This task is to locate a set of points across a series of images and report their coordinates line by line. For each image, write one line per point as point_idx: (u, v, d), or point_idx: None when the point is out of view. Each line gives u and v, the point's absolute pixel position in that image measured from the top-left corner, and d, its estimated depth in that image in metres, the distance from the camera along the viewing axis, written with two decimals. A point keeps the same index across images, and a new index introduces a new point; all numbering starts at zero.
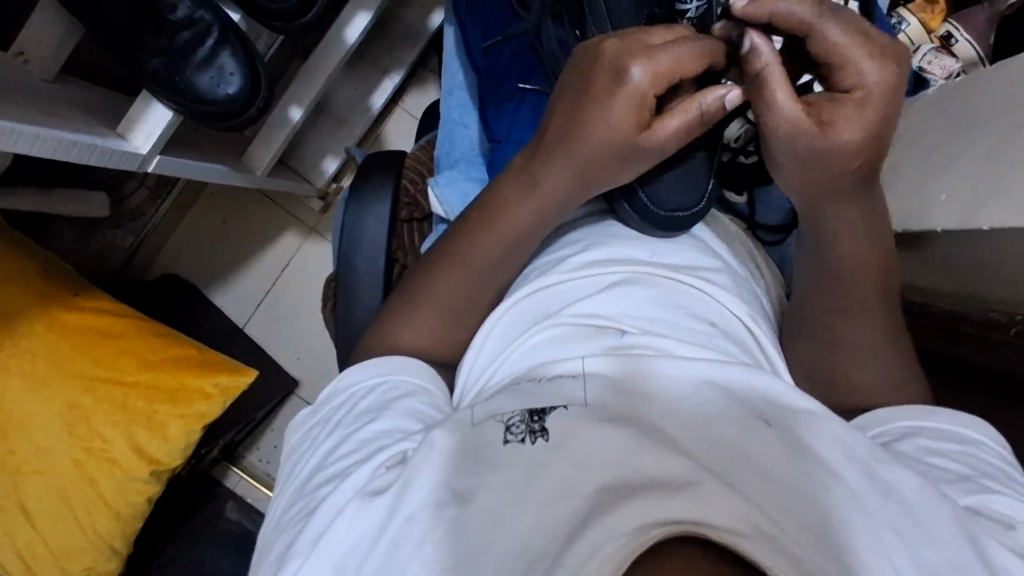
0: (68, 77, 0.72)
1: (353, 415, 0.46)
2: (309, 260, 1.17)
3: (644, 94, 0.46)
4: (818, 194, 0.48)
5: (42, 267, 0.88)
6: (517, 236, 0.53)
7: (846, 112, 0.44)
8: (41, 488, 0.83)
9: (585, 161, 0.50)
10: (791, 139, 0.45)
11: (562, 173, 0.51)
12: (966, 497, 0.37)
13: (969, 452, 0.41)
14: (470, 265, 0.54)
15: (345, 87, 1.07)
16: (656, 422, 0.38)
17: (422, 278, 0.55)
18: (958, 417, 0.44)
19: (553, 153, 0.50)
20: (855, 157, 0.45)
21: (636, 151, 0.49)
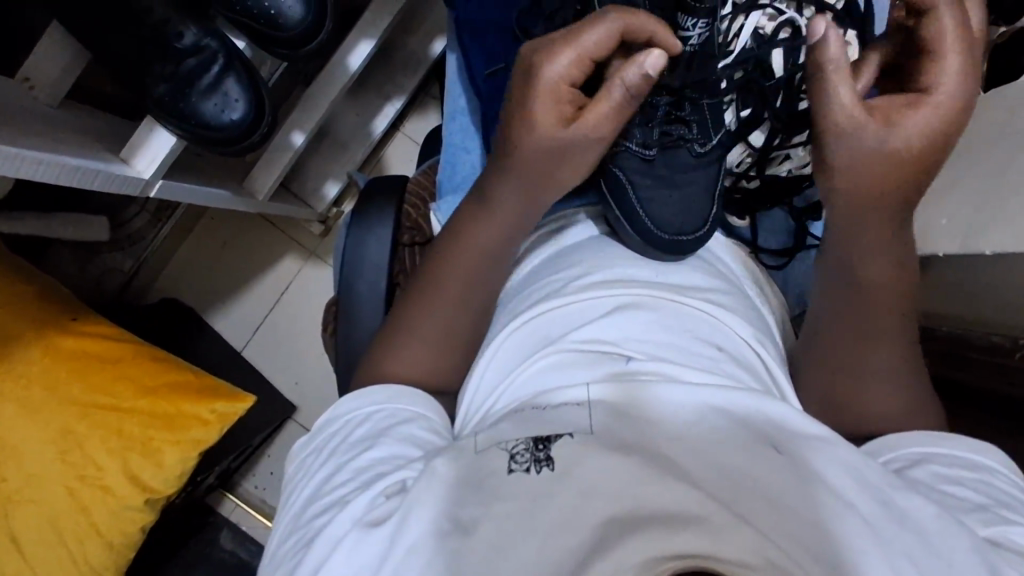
0: (72, 102, 0.72)
1: (348, 443, 0.45)
2: (309, 284, 1.17)
3: (561, 97, 0.50)
4: (867, 208, 0.50)
5: (39, 292, 0.87)
6: (499, 251, 0.54)
7: (916, 113, 0.48)
8: (32, 516, 0.81)
9: (525, 169, 0.52)
10: (847, 136, 0.49)
11: (512, 188, 0.53)
12: (986, 528, 0.36)
13: (983, 479, 0.40)
14: (461, 292, 0.53)
15: (348, 113, 1.07)
16: (663, 450, 0.38)
17: (415, 301, 0.54)
18: (972, 442, 0.43)
19: (504, 172, 0.53)
20: (918, 156, 0.49)
21: (570, 148, 0.51)
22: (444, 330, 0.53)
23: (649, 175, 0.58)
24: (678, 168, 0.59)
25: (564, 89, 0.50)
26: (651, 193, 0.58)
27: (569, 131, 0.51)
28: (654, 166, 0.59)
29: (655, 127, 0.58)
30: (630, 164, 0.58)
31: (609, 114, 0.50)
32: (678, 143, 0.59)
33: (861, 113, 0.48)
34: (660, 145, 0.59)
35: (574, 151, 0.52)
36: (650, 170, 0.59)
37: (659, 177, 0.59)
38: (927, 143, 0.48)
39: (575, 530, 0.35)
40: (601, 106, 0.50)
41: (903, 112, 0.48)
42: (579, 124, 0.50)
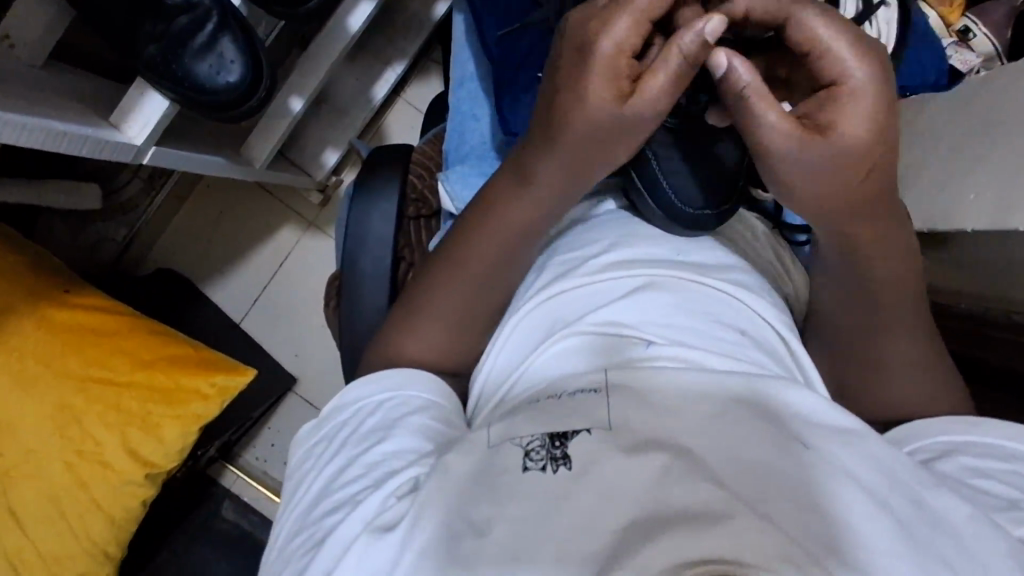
0: (58, 64, 0.68)
1: (358, 436, 0.44)
2: (308, 256, 1.14)
3: (612, 65, 0.43)
4: (847, 219, 0.46)
5: (31, 263, 0.84)
6: (520, 228, 0.51)
7: (844, 110, 0.42)
8: (32, 492, 0.80)
9: (572, 153, 0.47)
10: (782, 152, 0.43)
11: (552, 168, 0.49)
12: (1019, 529, 0.35)
13: (1019, 471, 0.39)
14: (476, 276, 0.51)
15: (347, 78, 1.03)
16: (688, 444, 0.36)
17: (430, 285, 0.52)
18: (1010, 429, 0.42)
19: (542, 149, 0.48)
20: (852, 164, 0.43)
21: (627, 126, 0.46)
22: (459, 316, 0.51)
23: (673, 145, 0.56)
24: (704, 138, 0.57)
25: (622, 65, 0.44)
26: (677, 164, 0.56)
27: (627, 111, 0.45)
28: (679, 135, 0.56)
29: (681, 93, 0.55)
30: (654, 134, 0.56)
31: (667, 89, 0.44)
32: (706, 111, 0.56)
33: (831, 93, 0.43)
34: (686, 113, 0.56)
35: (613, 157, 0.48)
36: (675, 139, 0.56)
37: (685, 147, 0.56)
38: (863, 145, 0.42)
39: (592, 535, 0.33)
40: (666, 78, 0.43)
41: (828, 115, 0.43)
42: (641, 101, 0.44)
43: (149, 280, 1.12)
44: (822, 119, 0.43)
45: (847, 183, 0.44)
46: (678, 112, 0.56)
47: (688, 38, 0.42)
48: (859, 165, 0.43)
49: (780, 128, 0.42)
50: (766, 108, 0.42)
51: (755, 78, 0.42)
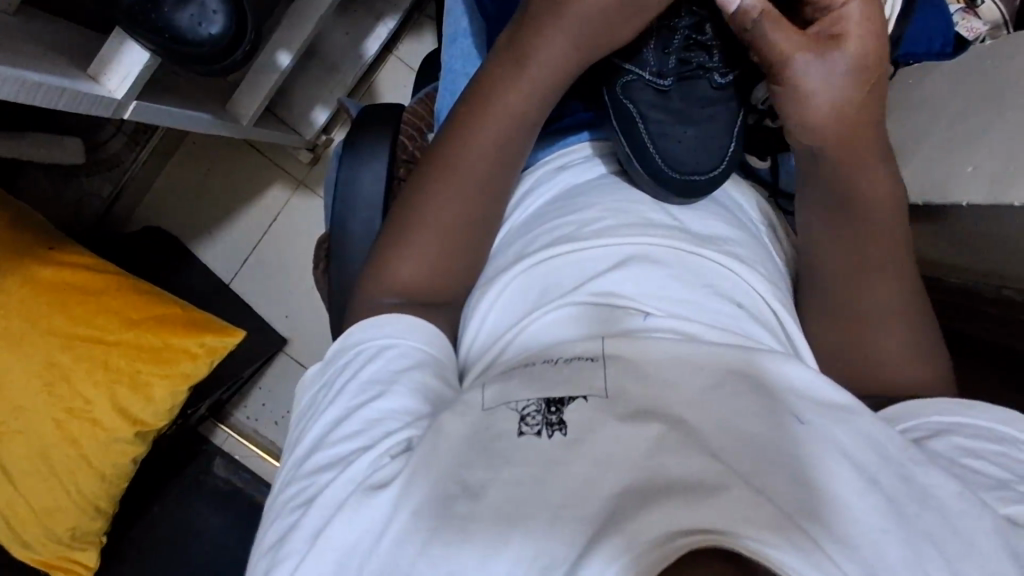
0: (33, 11, 0.65)
1: (357, 383, 0.43)
2: (298, 216, 1.13)
3: None
4: (850, 133, 0.50)
5: (13, 218, 0.82)
6: (516, 117, 0.52)
7: (846, 30, 0.50)
8: (21, 446, 0.81)
9: (580, 23, 0.51)
10: (813, 71, 0.50)
11: (557, 40, 0.51)
12: (1006, 506, 0.36)
13: (1008, 453, 0.40)
14: (453, 222, 0.51)
15: (337, 31, 1.00)
16: (681, 414, 0.36)
17: (418, 194, 0.51)
18: (999, 414, 0.43)
19: (547, 25, 0.51)
20: (862, 79, 0.50)
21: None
22: (431, 269, 0.50)
23: (662, 107, 0.55)
24: (695, 101, 0.56)
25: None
26: (666, 128, 0.54)
27: None
28: (670, 98, 0.56)
29: (672, 54, 0.55)
30: (643, 95, 0.55)
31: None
32: (696, 74, 0.56)
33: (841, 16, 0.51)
34: (676, 76, 0.56)
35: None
36: (665, 102, 0.55)
37: (674, 110, 0.55)
38: (870, 61, 0.50)
39: (582, 507, 0.33)
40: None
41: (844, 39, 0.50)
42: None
43: (134, 237, 1.10)
44: (829, 34, 0.51)
45: (858, 92, 0.50)
46: (668, 75, 0.56)
47: None
48: (867, 66, 0.50)
49: (796, 47, 0.50)
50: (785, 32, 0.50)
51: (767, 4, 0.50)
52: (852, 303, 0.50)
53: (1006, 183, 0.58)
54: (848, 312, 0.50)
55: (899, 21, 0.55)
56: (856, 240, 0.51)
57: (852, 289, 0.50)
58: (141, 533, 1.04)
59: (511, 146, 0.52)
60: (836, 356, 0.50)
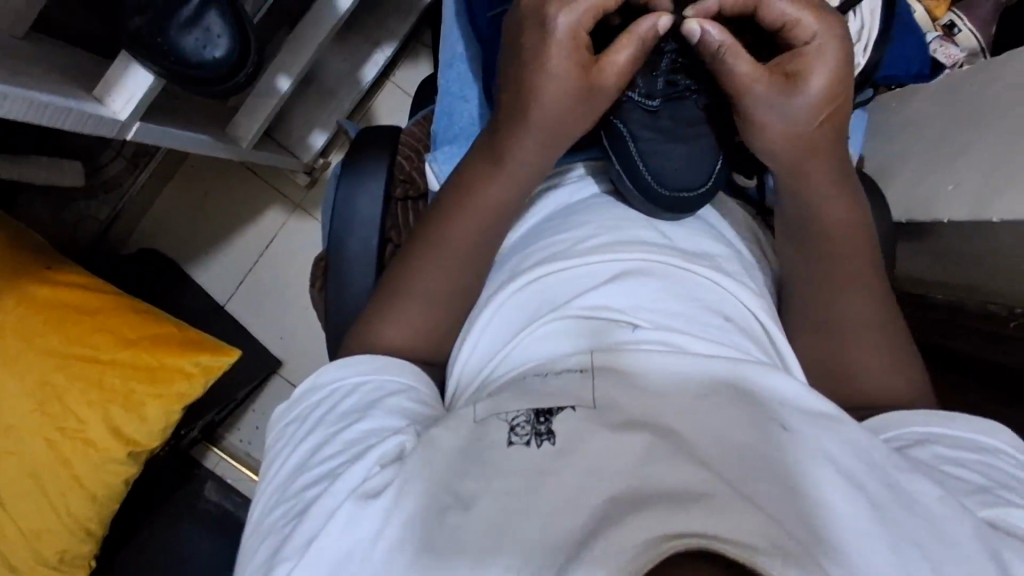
0: (41, 35, 0.67)
1: (334, 414, 0.44)
2: (295, 238, 1.14)
3: (569, 39, 0.50)
4: (800, 156, 0.52)
5: (13, 240, 0.83)
6: (496, 206, 0.54)
7: (810, 64, 0.50)
8: (11, 467, 0.80)
9: (546, 124, 0.52)
10: (766, 98, 0.50)
11: (529, 142, 0.53)
12: (987, 510, 0.37)
13: (988, 462, 0.41)
14: (448, 254, 0.53)
15: (336, 58, 1.02)
16: (667, 424, 0.37)
17: (397, 274, 0.53)
18: (977, 423, 0.44)
19: (515, 123, 0.53)
20: (818, 112, 0.50)
21: (594, 90, 0.52)
22: (412, 339, 0.52)
23: (652, 128, 0.56)
24: (682, 120, 0.57)
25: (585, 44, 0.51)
26: (656, 147, 0.56)
27: (595, 80, 0.51)
28: (659, 118, 0.57)
29: (659, 77, 0.57)
30: (632, 116, 0.57)
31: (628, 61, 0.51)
32: (685, 94, 0.57)
33: (807, 50, 0.50)
34: (665, 97, 0.57)
35: (601, 88, 0.52)
36: (655, 123, 0.57)
37: (663, 129, 0.56)
38: (830, 93, 0.50)
39: (573, 511, 0.33)
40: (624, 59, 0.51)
41: (806, 70, 0.50)
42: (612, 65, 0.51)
43: (132, 259, 1.11)
44: (791, 68, 0.51)
45: (811, 126, 0.51)
46: (656, 96, 0.57)
47: (645, 27, 0.50)
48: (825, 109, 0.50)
49: (753, 80, 0.50)
50: (741, 64, 0.50)
51: (728, 39, 0.49)
52: (837, 315, 0.52)
53: (986, 199, 0.60)
54: (831, 322, 0.51)
55: (876, 48, 0.56)
56: (835, 259, 0.52)
57: (834, 303, 0.52)
58: (130, 558, 1.03)
59: (494, 232, 0.54)
60: (824, 360, 0.51)
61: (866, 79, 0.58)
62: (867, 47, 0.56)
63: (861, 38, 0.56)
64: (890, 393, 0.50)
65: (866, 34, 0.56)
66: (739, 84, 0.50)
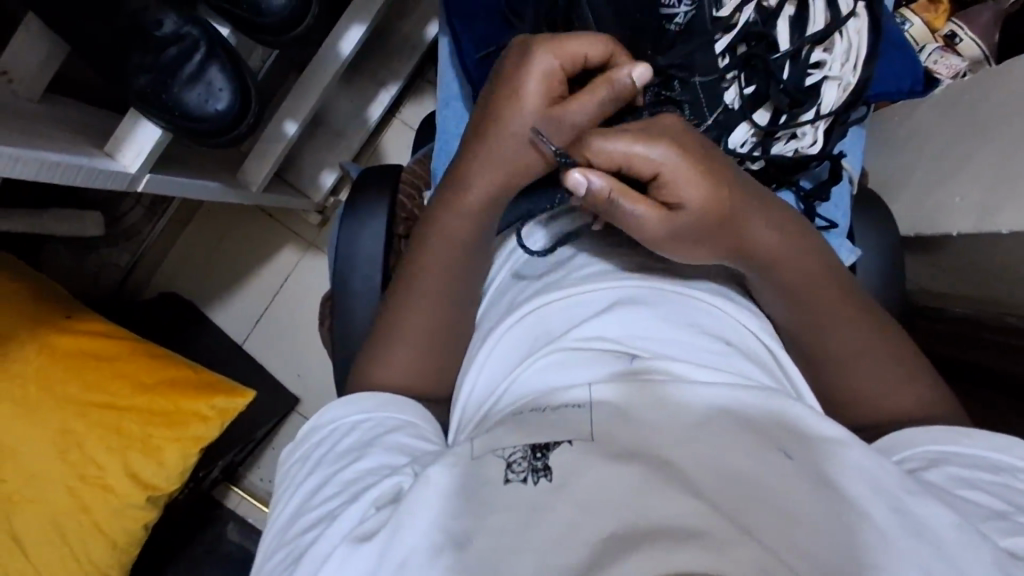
0: (56, 96, 0.70)
1: (335, 454, 0.45)
2: (307, 276, 1.16)
3: (547, 70, 0.46)
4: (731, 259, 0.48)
5: (35, 292, 0.86)
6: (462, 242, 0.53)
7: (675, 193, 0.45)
8: (34, 515, 0.81)
9: (504, 158, 0.49)
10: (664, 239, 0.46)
11: (489, 174, 0.50)
12: (1004, 539, 0.35)
13: (1006, 484, 0.39)
14: (441, 287, 0.53)
15: (342, 100, 1.05)
16: (669, 456, 0.37)
17: (395, 306, 0.54)
18: (994, 441, 0.42)
19: (478, 157, 0.50)
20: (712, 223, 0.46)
21: (554, 128, 0.46)
22: (413, 372, 0.53)
23: None
24: None
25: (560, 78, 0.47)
26: None
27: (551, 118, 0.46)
28: None
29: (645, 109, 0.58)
30: None
31: (593, 109, 0.46)
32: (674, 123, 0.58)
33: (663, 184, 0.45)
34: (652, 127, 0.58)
35: (561, 129, 0.46)
36: None
37: None
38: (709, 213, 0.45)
39: (572, 548, 0.33)
40: (541, 87, 0.46)
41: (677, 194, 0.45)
42: (574, 105, 0.45)
43: (151, 303, 1.14)
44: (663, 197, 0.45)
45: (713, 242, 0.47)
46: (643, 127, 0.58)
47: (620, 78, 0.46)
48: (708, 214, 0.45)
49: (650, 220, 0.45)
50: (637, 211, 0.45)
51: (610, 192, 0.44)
52: (836, 345, 0.49)
53: (992, 212, 0.59)
54: (835, 340, 0.49)
55: (865, 65, 0.57)
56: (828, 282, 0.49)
57: (832, 331, 0.49)
58: None
59: (464, 264, 0.53)
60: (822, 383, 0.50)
61: (859, 98, 0.57)
62: (856, 66, 0.57)
63: (850, 58, 0.57)
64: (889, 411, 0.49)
65: (855, 53, 0.57)
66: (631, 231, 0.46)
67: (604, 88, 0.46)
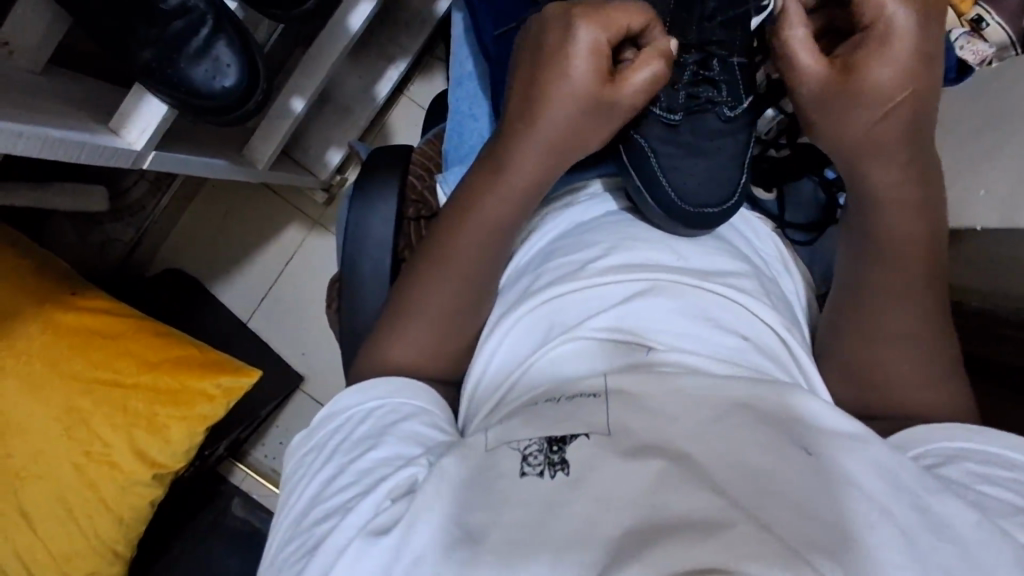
0: (59, 70, 0.68)
1: (349, 441, 0.44)
2: (314, 254, 1.15)
3: (598, 47, 0.49)
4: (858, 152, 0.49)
5: (39, 267, 0.85)
6: (492, 226, 0.52)
7: (872, 54, 0.47)
8: (41, 491, 0.81)
9: (554, 134, 0.51)
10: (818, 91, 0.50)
11: (536, 152, 0.52)
12: None
13: (1021, 480, 0.39)
14: (457, 269, 0.52)
15: (350, 76, 1.03)
16: (689, 450, 0.36)
17: (412, 288, 0.53)
18: (1009, 439, 0.42)
19: (519, 136, 0.51)
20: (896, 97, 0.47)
21: (606, 104, 0.51)
22: (427, 357, 0.52)
23: (672, 142, 0.57)
24: (703, 135, 0.57)
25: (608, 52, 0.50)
26: (677, 162, 0.56)
27: (607, 93, 0.50)
28: (680, 132, 0.57)
29: (681, 90, 0.57)
30: (654, 130, 0.57)
31: (648, 83, 0.52)
32: (706, 107, 0.57)
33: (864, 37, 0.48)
34: (685, 110, 0.57)
35: (619, 103, 0.51)
36: (674, 136, 0.57)
37: (684, 144, 0.57)
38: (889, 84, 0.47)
39: (592, 543, 0.32)
40: (593, 63, 0.49)
41: (869, 60, 0.48)
42: (627, 87, 0.51)
43: (156, 280, 1.13)
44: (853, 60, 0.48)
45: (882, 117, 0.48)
46: (677, 109, 0.57)
47: (663, 45, 0.52)
48: (919, 54, 0.47)
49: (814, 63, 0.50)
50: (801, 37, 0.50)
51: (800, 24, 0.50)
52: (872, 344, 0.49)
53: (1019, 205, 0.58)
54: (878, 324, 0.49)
55: None
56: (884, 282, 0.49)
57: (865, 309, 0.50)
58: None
59: (489, 250, 0.52)
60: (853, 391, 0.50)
61: None
62: None
63: None
64: (932, 408, 0.47)
65: None
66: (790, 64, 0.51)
67: (657, 61, 0.52)
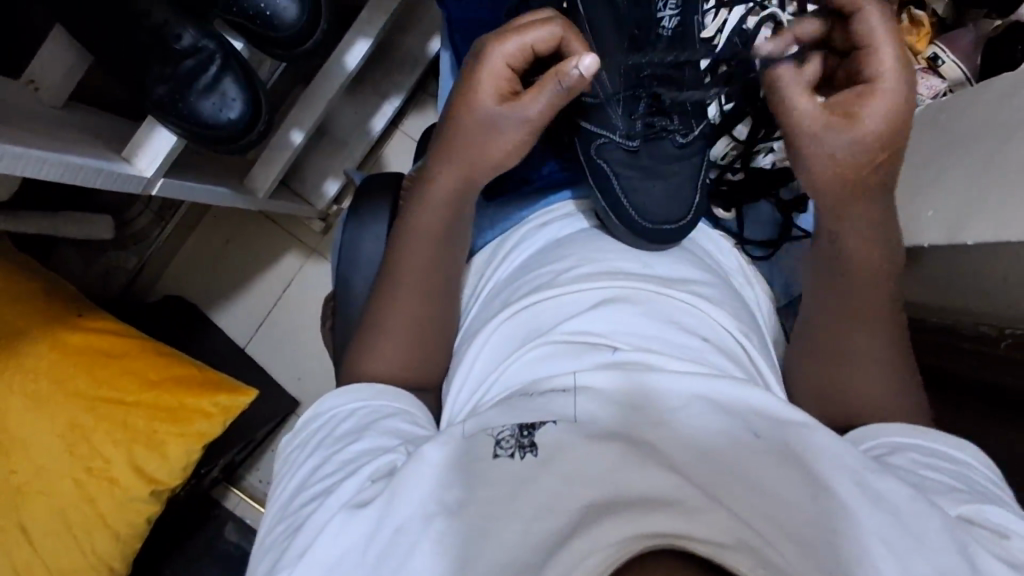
0: (77, 104, 0.74)
1: (335, 436, 0.48)
2: (311, 281, 1.19)
3: (499, 70, 0.53)
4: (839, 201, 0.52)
5: (48, 289, 0.89)
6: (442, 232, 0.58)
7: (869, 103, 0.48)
8: (41, 506, 0.84)
9: (465, 150, 0.56)
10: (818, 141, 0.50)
11: (457, 170, 0.57)
12: (957, 508, 0.39)
13: (960, 471, 0.43)
14: (425, 282, 0.57)
15: (346, 110, 1.09)
16: (647, 436, 0.39)
17: (390, 301, 0.57)
18: (952, 439, 0.46)
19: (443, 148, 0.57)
20: (877, 150, 0.49)
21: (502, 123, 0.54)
22: (397, 366, 0.55)
23: (633, 166, 0.62)
24: (660, 159, 0.62)
25: (512, 75, 0.54)
26: (636, 183, 0.61)
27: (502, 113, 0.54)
28: (639, 157, 0.62)
29: (638, 119, 0.62)
30: (614, 156, 0.62)
31: (549, 103, 0.53)
32: (662, 134, 0.62)
33: (868, 88, 0.49)
34: (643, 137, 0.62)
35: (512, 121, 0.54)
36: (634, 161, 0.62)
37: (642, 168, 0.62)
38: (875, 141, 0.49)
39: (560, 511, 0.36)
40: (493, 84, 0.54)
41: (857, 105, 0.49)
42: (522, 107, 0.53)
43: (157, 305, 1.17)
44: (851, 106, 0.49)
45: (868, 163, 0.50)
46: (634, 136, 0.62)
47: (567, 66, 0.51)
48: (900, 96, 0.48)
49: (814, 113, 0.50)
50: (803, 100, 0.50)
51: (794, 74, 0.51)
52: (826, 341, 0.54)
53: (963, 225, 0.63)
54: (829, 327, 0.54)
55: None
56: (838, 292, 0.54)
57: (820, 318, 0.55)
58: None
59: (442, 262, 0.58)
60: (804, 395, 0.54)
61: None
62: None
63: None
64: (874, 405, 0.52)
65: None
66: (791, 114, 0.51)
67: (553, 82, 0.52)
